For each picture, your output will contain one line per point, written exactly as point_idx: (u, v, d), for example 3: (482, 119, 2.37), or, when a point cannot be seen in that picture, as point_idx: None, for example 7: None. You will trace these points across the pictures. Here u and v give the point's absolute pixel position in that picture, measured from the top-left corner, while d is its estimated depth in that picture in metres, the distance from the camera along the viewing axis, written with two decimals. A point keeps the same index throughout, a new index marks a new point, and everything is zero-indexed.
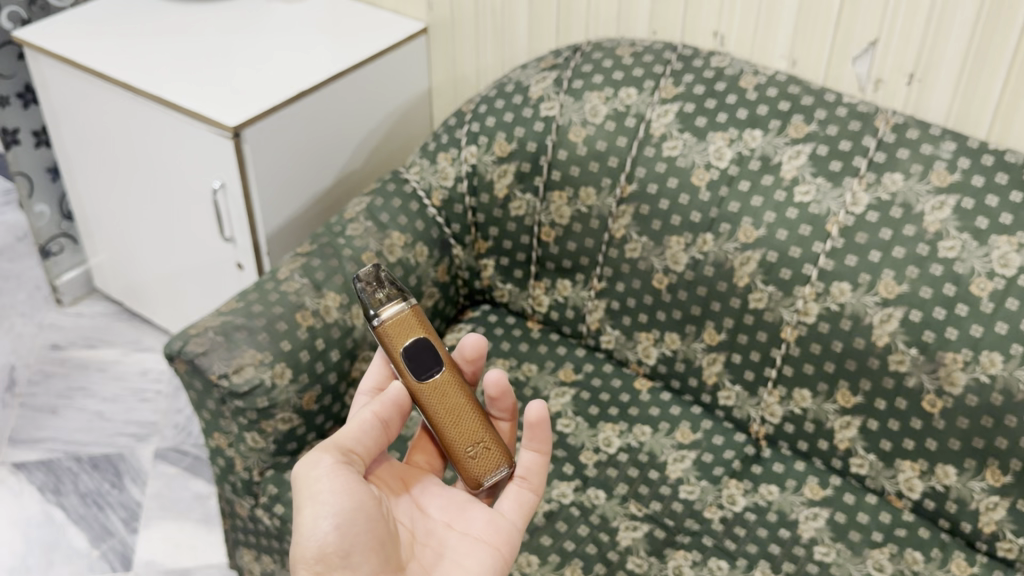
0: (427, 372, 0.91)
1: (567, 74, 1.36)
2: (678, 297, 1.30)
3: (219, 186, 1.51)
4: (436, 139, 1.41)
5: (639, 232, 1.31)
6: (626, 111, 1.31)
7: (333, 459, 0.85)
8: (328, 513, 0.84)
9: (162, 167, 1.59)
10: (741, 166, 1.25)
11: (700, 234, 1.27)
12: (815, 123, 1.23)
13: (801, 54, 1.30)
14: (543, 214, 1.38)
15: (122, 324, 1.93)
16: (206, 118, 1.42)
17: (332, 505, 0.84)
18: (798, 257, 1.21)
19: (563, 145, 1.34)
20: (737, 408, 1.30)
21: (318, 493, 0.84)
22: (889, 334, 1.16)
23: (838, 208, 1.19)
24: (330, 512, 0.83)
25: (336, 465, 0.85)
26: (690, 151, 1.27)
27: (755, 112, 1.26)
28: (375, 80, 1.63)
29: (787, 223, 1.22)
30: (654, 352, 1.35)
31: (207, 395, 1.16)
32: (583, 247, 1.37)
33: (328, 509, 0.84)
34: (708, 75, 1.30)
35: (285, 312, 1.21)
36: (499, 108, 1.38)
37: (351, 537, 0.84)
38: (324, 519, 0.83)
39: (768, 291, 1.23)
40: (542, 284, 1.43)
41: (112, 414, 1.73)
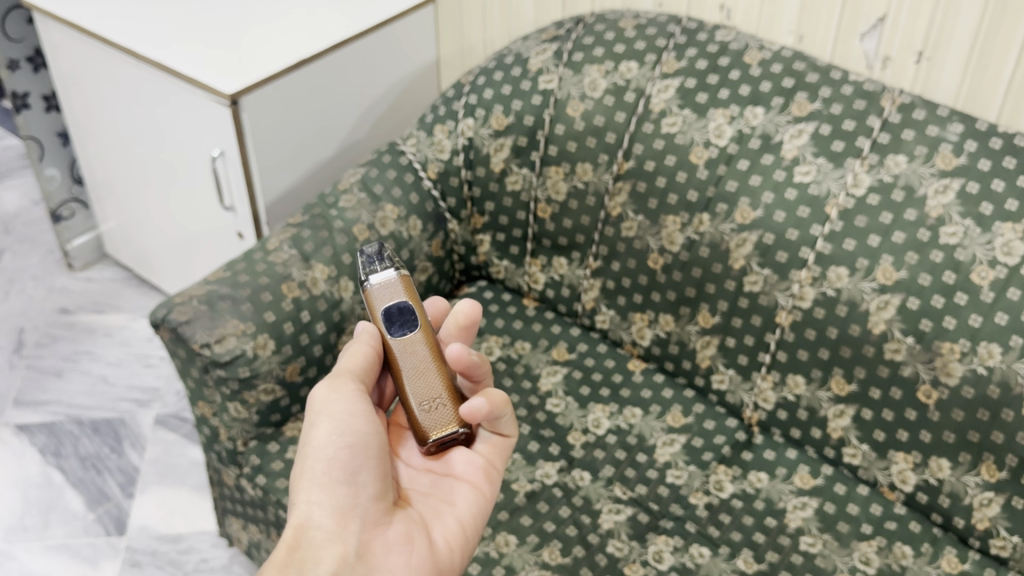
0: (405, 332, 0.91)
1: (568, 46, 1.33)
2: (673, 278, 1.28)
3: (218, 154, 1.49)
4: (434, 111, 1.39)
5: (636, 211, 1.29)
6: (626, 86, 1.29)
7: (349, 389, 0.92)
8: (337, 437, 0.89)
9: (164, 134, 1.58)
10: (741, 144, 1.22)
11: (696, 213, 1.24)
12: (819, 102, 1.20)
13: (809, 29, 1.25)
14: (540, 190, 1.35)
15: (131, 291, 1.94)
16: (204, 84, 1.40)
17: (344, 431, 0.89)
18: (795, 240, 1.17)
19: (561, 120, 1.31)
20: (730, 393, 1.27)
21: (331, 420, 0.90)
22: (885, 321, 1.12)
23: (838, 190, 1.16)
24: (341, 434, 0.89)
25: (359, 392, 0.92)
26: (690, 128, 1.25)
27: (758, 89, 1.23)
28: (381, 51, 1.61)
29: (785, 205, 1.18)
30: (648, 334, 1.32)
31: (191, 363, 1.16)
32: (579, 225, 1.34)
33: (340, 430, 0.89)
34: (712, 50, 1.27)
35: (271, 283, 1.20)
36: (498, 81, 1.35)
37: (358, 472, 0.89)
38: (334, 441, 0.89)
39: (763, 273, 1.20)
40: (539, 261, 1.40)
41: (115, 379, 1.75)
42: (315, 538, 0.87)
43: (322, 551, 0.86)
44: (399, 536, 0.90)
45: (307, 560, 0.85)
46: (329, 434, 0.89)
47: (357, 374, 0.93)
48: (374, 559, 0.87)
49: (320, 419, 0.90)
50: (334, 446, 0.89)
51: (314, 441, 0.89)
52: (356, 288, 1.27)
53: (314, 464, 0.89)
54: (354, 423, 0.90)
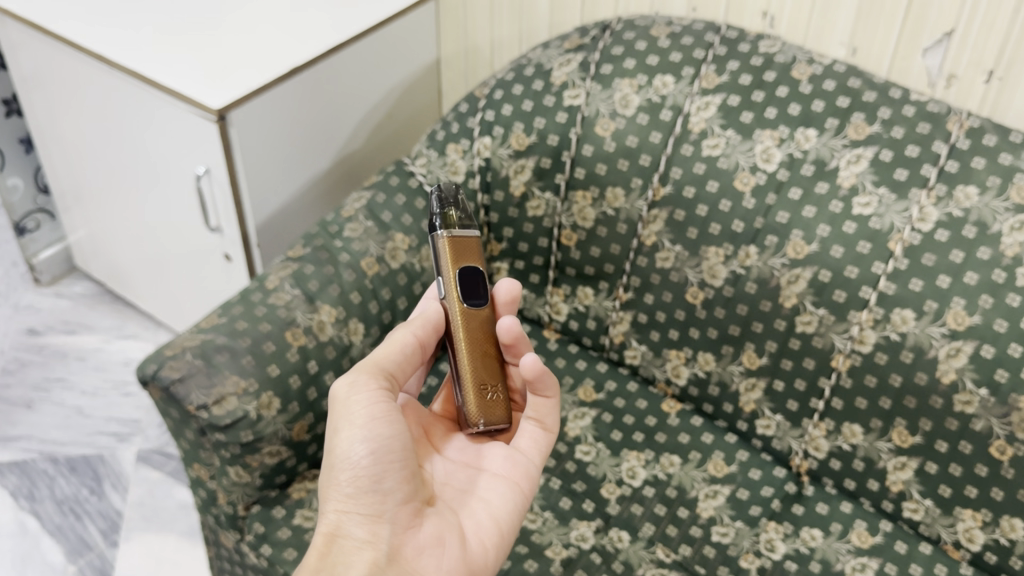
0: (473, 299, 0.89)
1: (594, 57, 1.21)
2: (715, 315, 1.17)
3: (203, 172, 1.34)
4: (445, 127, 1.26)
5: (673, 241, 1.18)
6: (661, 102, 1.17)
7: (374, 385, 0.87)
8: (362, 438, 0.85)
9: (140, 146, 1.43)
10: (792, 170, 1.11)
11: (742, 246, 1.13)
12: (878, 124, 1.09)
13: (864, 41, 1.14)
14: (565, 216, 1.23)
15: (104, 307, 1.79)
16: (188, 98, 1.25)
17: (366, 431, 0.85)
18: (855, 278, 1.07)
19: (589, 140, 1.19)
20: (777, 439, 1.17)
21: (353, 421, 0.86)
22: (956, 371, 1.02)
23: (902, 224, 1.05)
24: (365, 437, 0.85)
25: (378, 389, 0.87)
26: (734, 151, 1.13)
27: (810, 108, 1.12)
28: (380, 52, 1.47)
29: (843, 239, 1.07)
30: (685, 372, 1.22)
31: (185, 425, 1.03)
32: (608, 253, 1.23)
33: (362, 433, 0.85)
34: (756, 63, 1.16)
35: (273, 330, 1.07)
36: (517, 95, 1.22)
37: (385, 472, 0.86)
38: (358, 443, 0.85)
39: (818, 314, 1.09)
40: (561, 291, 1.29)
41: (91, 411, 1.61)
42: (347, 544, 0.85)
43: (353, 557, 0.84)
44: (431, 538, 0.87)
45: (339, 565, 0.84)
46: (351, 438, 0.85)
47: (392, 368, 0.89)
48: (406, 561, 0.85)
49: (344, 423, 0.86)
50: (359, 449, 0.85)
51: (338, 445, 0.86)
52: (366, 331, 1.15)
53: (340, 469, 0.86)
54: (375, 425, 0.86)
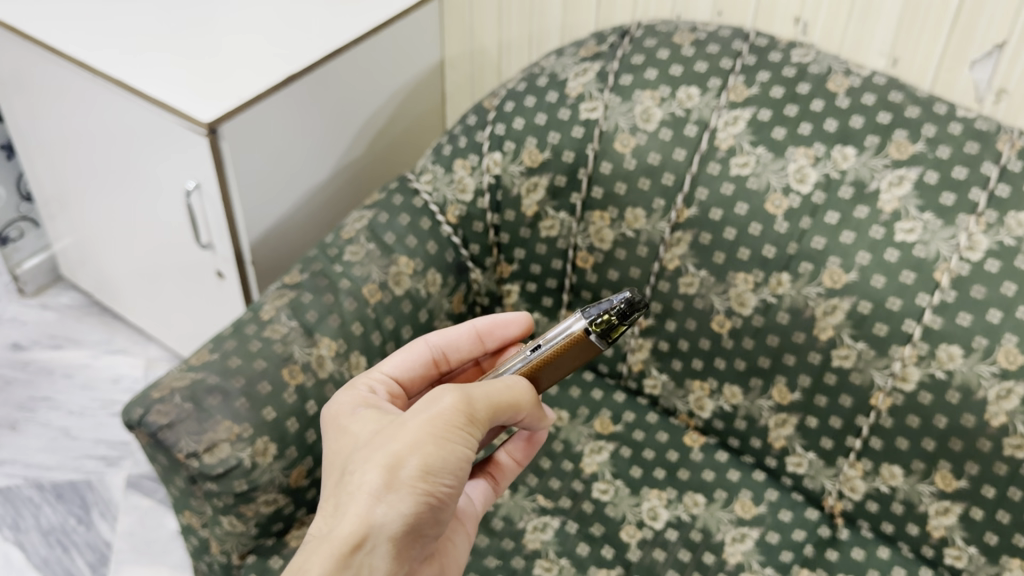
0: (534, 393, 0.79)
1: (613, 66, 1.12)
2: (743, 346, 1.09)
3: (193, 187, 1.26)
4: (452, 141, 1.18)
5: (697, 265, 1.10)
6: (685, 116, 1.08)
7: (474, 427, 0.70)
8: (446, 474, 0.69)
9: (126, 157, 1.34)
10: (828, 191, 1.03)
11: (774, 273, 1.05)
12: (922, 142, 1.00)
13: (906, 51, 1.05)
14: (580, 237, 1.15)
15: (91, 319, 1.71)
16: (177, 110, 1.17)
17: (453, 470, 0.69)
18: (897, 310, 0.99)
19: (607, 157, 1.11)
20: (809, 478, 1.09)
21: (450, 449, 0.68)
22: (1006, 413, 0.95)
23: (949, 253, 0.97)
24: (448, 473, 0.69)
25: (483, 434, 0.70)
26: (765, 170, 1.05)
27: (848, 124, 1.03)
28: (381, 57, 1.39)
29: (885, 268, 0.99)
30: (709, 405, 1.14)
31: (175, 472, 0.95)
32: (627, 277, 1.15)
33: (449, 469, 0.69)
34: (788, 74, 1.07)
35: (269, 368, 0.99)
36: (529, 107, 1.14)
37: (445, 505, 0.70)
38: (441, 478, 0.68)
39: (857, 348, 1.01)
40: (576, 315, 1.21)
41: (79, 432, 1.53)
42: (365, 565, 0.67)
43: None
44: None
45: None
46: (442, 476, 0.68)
47: (485, 410, 0.71)
48: None
49: (442, 440, 0.68)
50: (441, 485, 0.68)
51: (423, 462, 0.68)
52: (368, 364, 1.07)
53: (403, 487, 0.67)
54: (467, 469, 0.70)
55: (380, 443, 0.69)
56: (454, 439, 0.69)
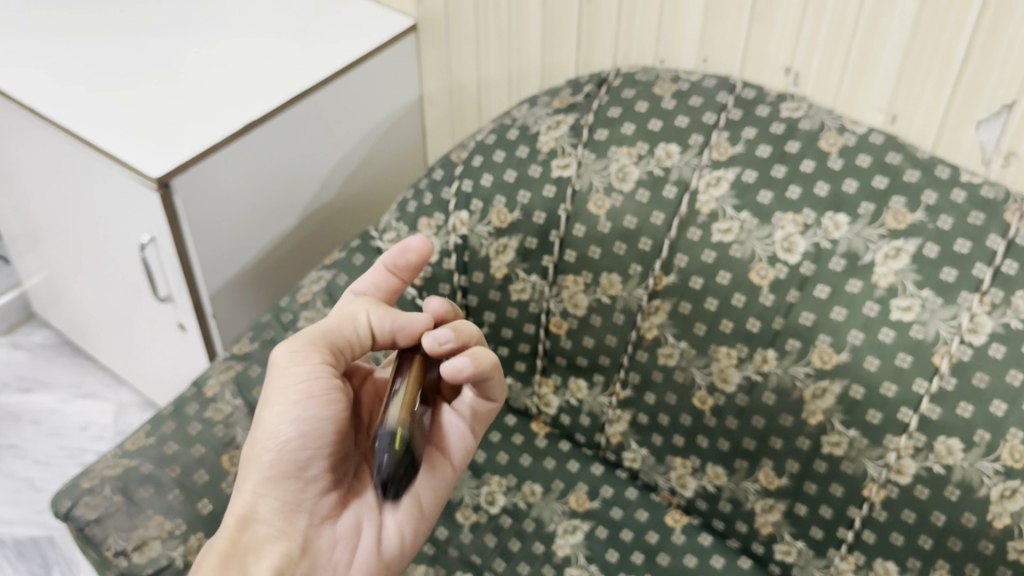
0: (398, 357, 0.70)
1: (588, 119, 1.04)
2: (726, 425, 1.00)
3: (148, 241, 1.18)
4: (417, 197, 1.10)
5: (677, 336, 1.01)
6: (664, 176, 1.00)
7: (317, 360, 0.77)
8: (296, 427, 0.75)
9: (83, 206, 1.28)
10: (818, 263, 0.94)
11: (759, 349, 0.96)
12: (922, 211, 0.91)
13: (906, 107, 0.96)
14: (553, 302, 1.07)
15: (63, 360, 1.65)
16: (125, 164, 1.10)
17: (305, 425, 0.76)
18: (892, 397, 0.90)
19: (581, 218, 1.03)
20: (798, 569, 1.00)
21: (300, 404, 0.75)
22: (1011, 514, 0.86)
23: (949, 335, 0.88)
24: (299, 428, 0.76)
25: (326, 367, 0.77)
26: (749, 237, 0.96)
27: (840, 188, 0.94)
28: (351, 97, 1.31)
29: (879, 349, 0.90)
30: (691, 484, 1.06)
31: (103, 570, 0.88)
32: (603, 345, 1.06)
33: (299, 424, 0.76)
34: (776, 131, 0.98)
35: (208, 455, 0.92)
36: (498, 162, 1.06)
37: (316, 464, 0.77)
38: (290, 435, 0.76)
39: (849, 435, 0.93)
40: (551, 381, 1.13)
41: (44, 484, 1.47)
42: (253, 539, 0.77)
43: (266, 549, 0.76)
44: (348, 530, 0.80)
45: (249, 555, 0.76)
46: (284, 430, 0.76)
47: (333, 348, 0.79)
48: (318, 556, 0.78)
49: (299, 399, 0.75)
50: (293, 444, 0.76)
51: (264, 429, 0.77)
52: None
53: (268, 450, 0.76)
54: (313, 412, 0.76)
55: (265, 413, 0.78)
56: (302, 399, 0.76)
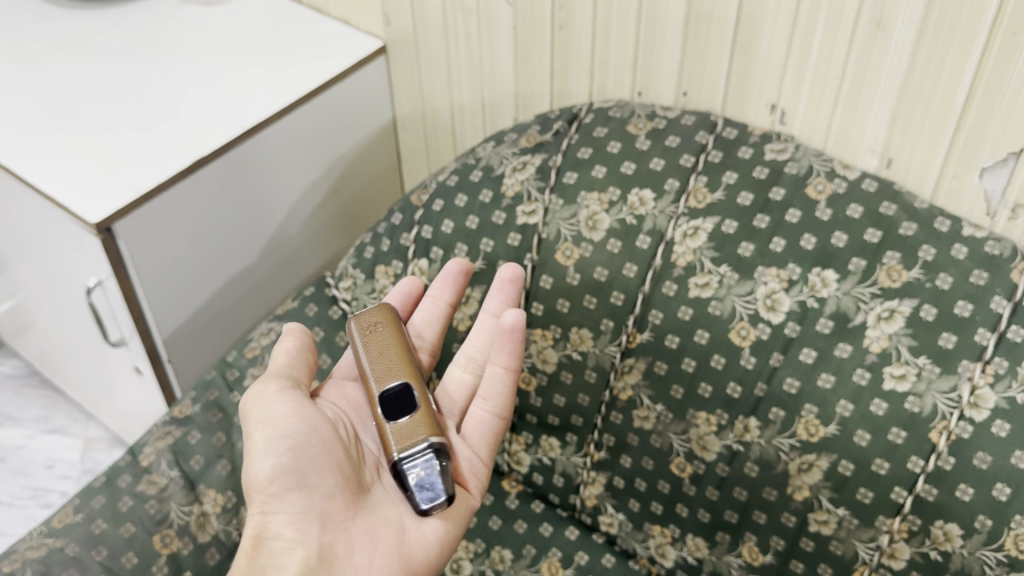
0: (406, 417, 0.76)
1: (556, 160, 0.96)
2: (706, 494, 0.92)
3: (94, 285, 1.11)
4: (375, 243, 1.02)
5: (653, 398, 0.93)
6: (637, 224, 0.92)
7: (280, 385, 0.78)
8: (278, 440, 0.76)
9: (33, 244, 1.21)
10: (803, 324, 0.85)
11: (740, 417, 0.88)
12: (919, 268, 0.82)
13: (903, 151, 0.87)
14: (520, 357, 0.99)
15: (32, 393, 1.59)
16: (64, 208, 1.03)
17: (285, 432, 0.76)
18: (885, 475, 0.82)
19: (547, 269, 0.95)
20: None
21: (271, 421, 0.76)
22: None
23: (948, 409, 0.79)
24: (280, 437, 0.76)
25: (289, 388, 0.78)
26: (729, 293, 0.88)
27: (829, 241, 0.86)
28: (314, 124, 1.23)
29: (870, 422, 0.82)
30: (671, 553, 0.97)
31: None
32: (575, 404, 0.98)
33: (280, 434, 0.76)
34: (760, 176, 0.90)
35: (138, 535, 0.85)
36: (460, 207, 0.99)
37: (316, 467, 0.76)
38: (273, 449, 0.75)
39: (838, 513, 0.84)
40: (522, 438, 1.05)
41: (5, 527, 1.41)
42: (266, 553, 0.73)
43: (284, 559, 0.73)
44: (363, 534, 0.75)
45: (269, 567, 0.72)
46: (265, 441, 0.76)
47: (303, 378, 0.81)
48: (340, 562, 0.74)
49: (269, 417, 0.77)
50: (280, 454, 0.75)
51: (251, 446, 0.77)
52: None
53: (259, 471, 0.75)
54: (291, 419, 0.77)
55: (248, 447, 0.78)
56: (275, 413, 0.77)
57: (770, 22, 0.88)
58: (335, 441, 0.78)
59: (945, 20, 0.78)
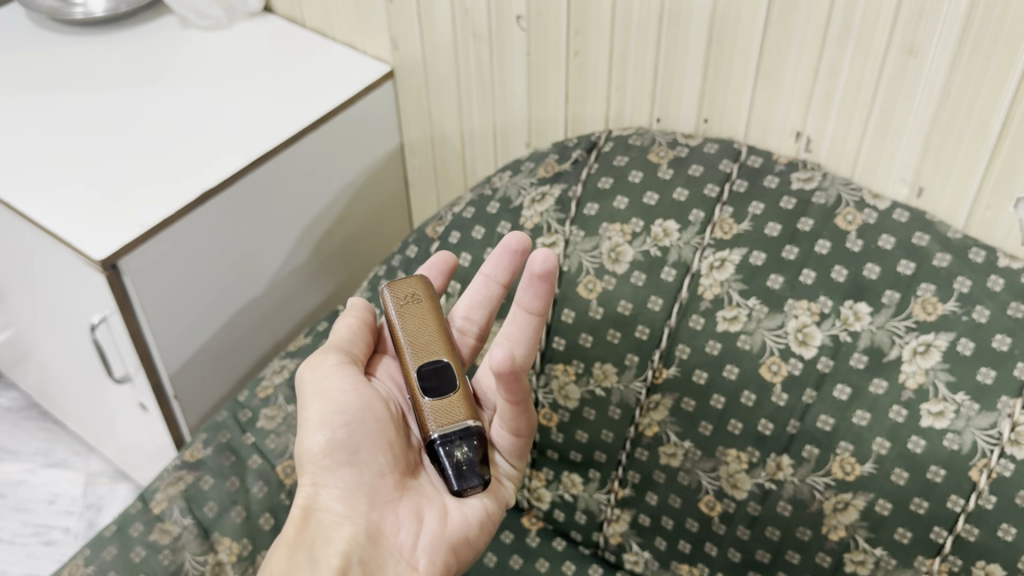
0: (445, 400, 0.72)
1: (576, 191, 0.94)
2: (736, 533, 0.90)
3: (98, 321, 1.08)
4: (390, 277, 1.00)
5: (680, 434, 0.91)
6: (662, 257, 0.90)
7: (337, 360, 0.76)
8: (333, 414, 0.74)
9: (34, 279, 1.17)
10: (836, 358, 0.83)
11: (771, 454, 0.86)
12: (955, 301, 0.80)
13: (935, 180, 0.85)
14: (541, 393, 0.97)
15: (31, 426, 1.56)
16: (68, 244, 1.00)
17: (341, 405, 0.74)
18: (924, 514, 0.79)
19: (569, 302, 0.93)
20: None
21: (326, 393, 0.74)
22: None
23: (988, 446, 0.77)
24: (336, 410, 0.74)
25: (348, 362, 0.76)
26: (758, 327, 0.86)
27: (861, 273, 0.83)
28: (321, 152, 1.20)
29: (909, 460, 0.80)
30: None
31: None
32: (598, 440, 0.96)
33: (336, 407, 0.74)
34: (787, 206, 0.88)
35: None
36: (477, 240, 0.97)
37: (368, 443, 0.74)
38: (327, 424, 0.74)
39: (875, 553, 0.82)
40: (542, 474, 1.03)
41: (5, 567, 1.37)
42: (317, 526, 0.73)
43: (331, 534, 0.72)
44: (409, 513, 0.73)
45: (317, 540, 0.72)
46: (319, 415, 0.74)
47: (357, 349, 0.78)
48: (385, 542, 0.72)
49: (323, 389, 0.75)
50: (333, 428, 0.74)
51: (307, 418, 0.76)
52: None
53: (312, 444, 0.74)
54: (347, 395, 0.74)
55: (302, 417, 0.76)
56: (332, 383, 0.75)
57: (796, 49, 0.86)
58: (389, 420, 0.76)
59: (980, 48, 0.76)
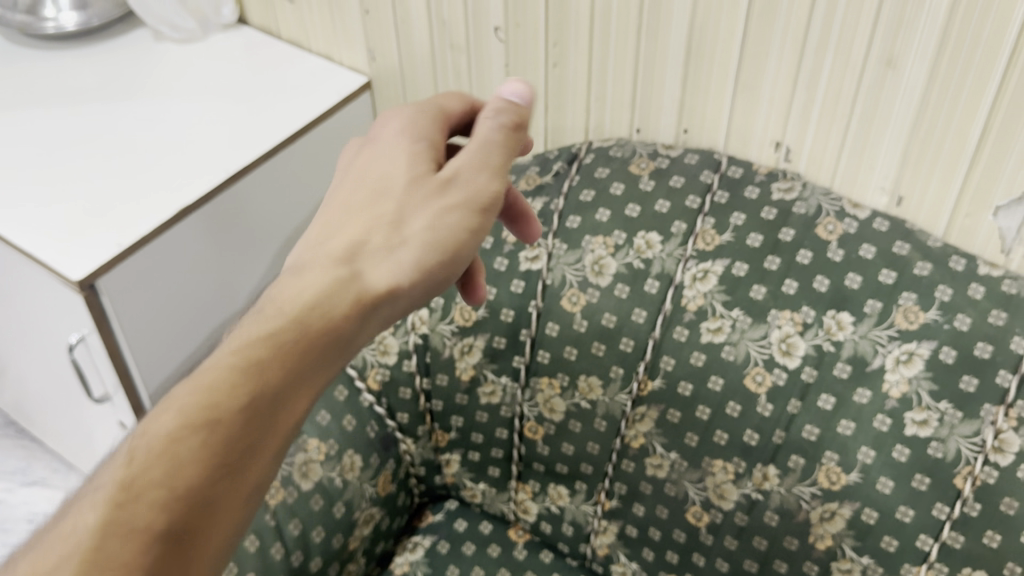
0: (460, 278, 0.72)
1: (558, 204, 0.94)
2: (724, 543, 0.91)
3: (76, 341, 1.06)
4: None
5: (666, 446, 0.91)
6: (645, 269, 0.90)
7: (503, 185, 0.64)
8: (466, 238, 0.63)
9: (9, 299, 1.15)
10: (820, 369, 0.83)
11: (758, 464, 0.86)
12: (936, 309, 0.80)
13: (914, 189, 0.86)
14: (527, 406, 0.97)
15: (7, 444, 1.53)
16: (45, 265, 0.98)
17: (474, 237, 0.63)
18: (909, 522, 0.80)
19: (554, 316, 0.93)
20: None
21: (478, 216, 0.63)
22: None
23: (972, 453, 0.78)
24: (465, 246, 0.63)
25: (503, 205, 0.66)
26: (742, 337, 0.86)
27: (843, 283, 0.84)
28: (298, 167, 1.19)
29: (893, 469, 0.80)
30: None
31: None
32: (585, 452, 0.96)
33: (469, 237, 0.63)
34: (768, 217, 0.88)
35: None
36: None
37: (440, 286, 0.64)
38: (454, 247, 0.62)
39: (862, 562, 0.83)
40: (528, 487, 1.02)
41: None
42: (369, 253, 0.61)
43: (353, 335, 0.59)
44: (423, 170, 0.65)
45: (337, 345, 0.58)
46: (453, 223, 0.62)
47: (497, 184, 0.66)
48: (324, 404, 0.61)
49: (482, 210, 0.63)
50: (457, 256, 0.62)
51: (360, 161, 0.66)
52: None
53: (417, 234, 0.61)
54: (461, 223, 0.62)
55: (429, 195, 0.63)
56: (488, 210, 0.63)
57: (775, 61, 0.86)
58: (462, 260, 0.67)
59: (959, 60, 0.77)
